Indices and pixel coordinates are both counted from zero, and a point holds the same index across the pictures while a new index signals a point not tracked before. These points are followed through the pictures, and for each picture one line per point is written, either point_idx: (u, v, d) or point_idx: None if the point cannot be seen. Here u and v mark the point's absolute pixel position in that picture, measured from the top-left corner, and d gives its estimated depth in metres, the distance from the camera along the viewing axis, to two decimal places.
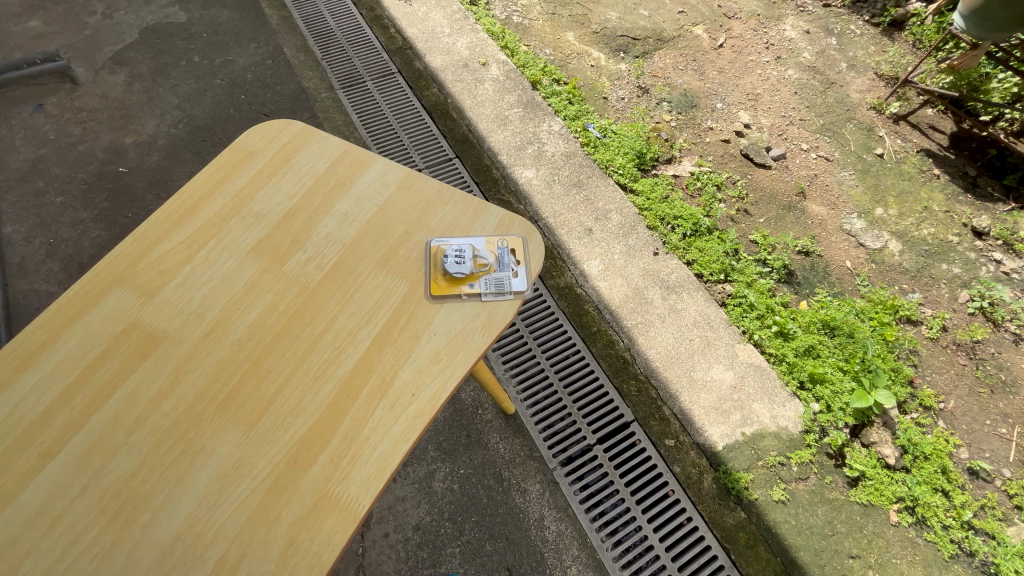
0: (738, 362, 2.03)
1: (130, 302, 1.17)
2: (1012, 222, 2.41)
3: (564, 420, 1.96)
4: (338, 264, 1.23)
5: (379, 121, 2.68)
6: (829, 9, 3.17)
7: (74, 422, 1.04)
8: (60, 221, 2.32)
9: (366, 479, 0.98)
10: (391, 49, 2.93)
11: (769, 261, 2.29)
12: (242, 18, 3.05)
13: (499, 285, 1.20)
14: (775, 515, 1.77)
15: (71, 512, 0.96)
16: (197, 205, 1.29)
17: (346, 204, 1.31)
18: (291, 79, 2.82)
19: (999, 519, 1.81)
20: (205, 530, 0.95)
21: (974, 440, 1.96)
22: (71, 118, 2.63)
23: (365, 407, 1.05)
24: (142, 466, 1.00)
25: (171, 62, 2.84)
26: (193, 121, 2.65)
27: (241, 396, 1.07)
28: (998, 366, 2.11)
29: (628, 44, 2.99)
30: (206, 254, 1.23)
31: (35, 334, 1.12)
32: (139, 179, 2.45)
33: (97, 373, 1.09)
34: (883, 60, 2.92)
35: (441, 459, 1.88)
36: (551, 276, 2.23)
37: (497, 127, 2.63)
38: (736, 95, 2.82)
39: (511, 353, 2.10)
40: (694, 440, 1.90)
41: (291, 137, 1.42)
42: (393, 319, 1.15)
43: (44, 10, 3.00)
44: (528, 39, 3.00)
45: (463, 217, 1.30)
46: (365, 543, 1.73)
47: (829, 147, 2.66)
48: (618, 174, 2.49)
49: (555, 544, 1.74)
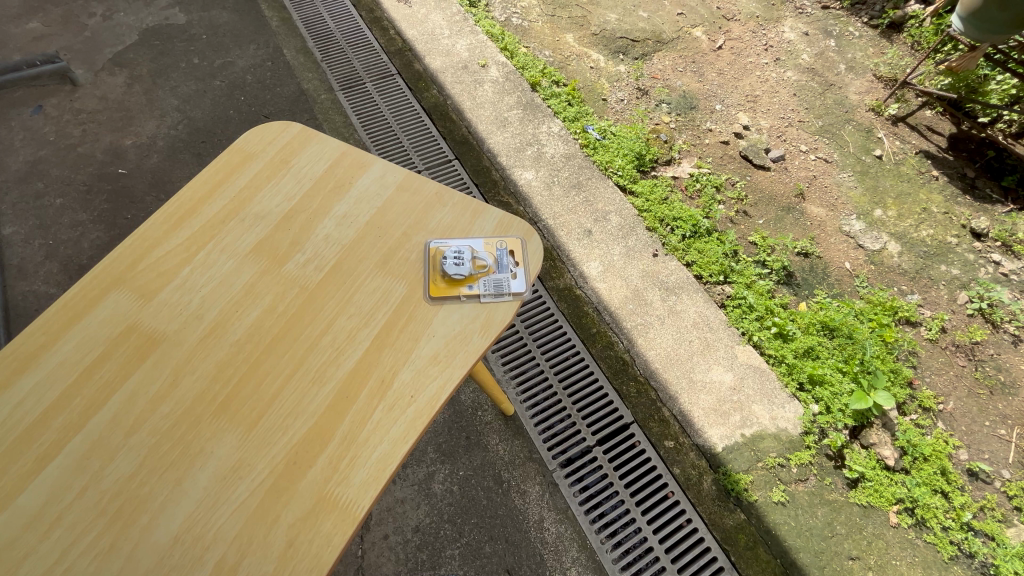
0: (738, 363, 2.03)
1: (129, 304, 1.16)
2: (1011, 223, 2.42)
3: (564, 421, 1.96)
4: (337, 265, 1.23)
5: (379, 122, 2.69)
6: (828, 11, 3.18)
7: (73, 424, 1.04)
8: (60, 222, 2.32)
9: (366, 480, 0.98)
10: (391, 51, 2.93)
11: (768, 263, 2.30)
12: (242, 19, 3.05)
13: (498, 286, 1.20)
14: (775, 517, 1.77)
15: (71, 514, 0.96)
16: (196, 206, 1.30)
17: (345, 205, 1.31)
18: (291, 80, 2.82)
19: (999, 520, 1.81)
20: (204, 532, 0.94)
21: (973, 442, 1.96)
22: (71, 119, 2.63)
23: (365, 409, 1.05)
24: (141, 468, 1.00)
25: (171, 64, 2.84)
26: (193, 122, 2.65)
27: (240, 398, 1.07)
28: (997, 367, 2.11)
29: (628, 45, 3.00)
30: (205, 256, 1.23)
31: (34, 335, 1.12)
32: (139, 181, 2.45)
33: (96, 375, 1.09)
34: (882, 62, 2.93)
35: (441, 461, 1.88)
36: (551, 277, 2.23)
37: (497, 129, 2.63)
38: (735, 96, 2.83)
39: (511, 355, 2.10)
40: (694, 441, 1.90)
41: (291, 139, 1.42)
42: (392, 320, 1.15)
43: (44, 12, 3.00)
44: (528, 41, 3.01)
45: (462, 219, 1.31)
46: (365, 545, 1.73)
47: (828, 148, 2.66)
48: (617, 175, 2.49)
49: (555, 546, 1.74)
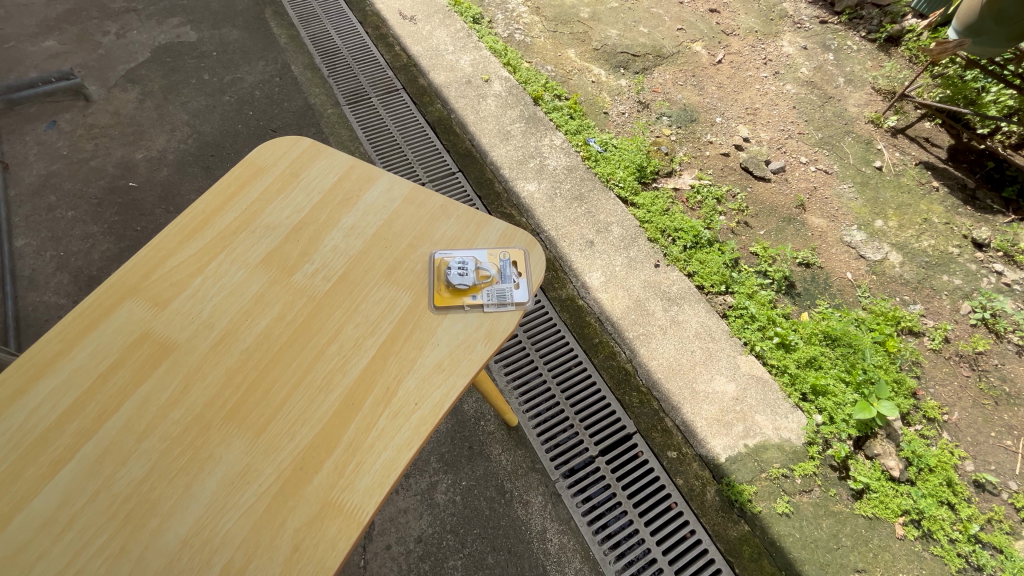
0: (740, 374, 2.03)
1: (144, 313, 1.19)
2: (1013, 234, 2.43)
3: (566, 432, 1.96)
4: (344, 274, 1.25)
5: (383, 136, 2.74)
6: (827, 26, 3.23)
7: (86, 429, 1.06)
8: (71, 234, 2.37)
9: (370, 486, 1.00)
10: (396, 67, 3.00)
11: (769, 273, 2.30)
12: (251, 37, 3.12)
13: (501, 296, 1.22)
14: (779, 528, 1.77)
15: (83, 517, 0.98)
16: (209, 217, 1.33)
17: (353, 217, 1.34)
18: (298, 95, 2.88)
19: (1007, 533, 1.79)
20: (212, 536, 0.96)
21: (980, 453, 1.95)
22: (84, 134, 2.69)
23: (370, 416, 1.07)
24: (152, 472, 1.02)
25: (182, 79, 2.91)
26: (202, 137, 2.71)
27: (248, 405, 1.08)
28: (1001, 377, 2.11)
29: (628, 60, 3.05)
30: (216, 266, 1.26)
31: (51, 343, 1.15)
32: (149, 194, 2.50)
33: (110, 382, 1.11)
34: (880, 76, 2.96)
35: (443, 470, 1.88)
36: (553, 288, 2.25)
37: (499, 142, 2.67)
38: (735, 109, 2.87)
39: (513, 364, 2.11)
40: (696, 451, 1.90)
41: (301, 153, 1.46)
42: (398, 330, 1.17)
43: (60, 30, 3.08)
44: (529, 56, 3.06)
45: (466, 231, 1.33)
46: (367, 555, 1.73)
47: (828, 160, 2.68)
48: (618, 187, 2.52)
49: (558, 557, 1.74)
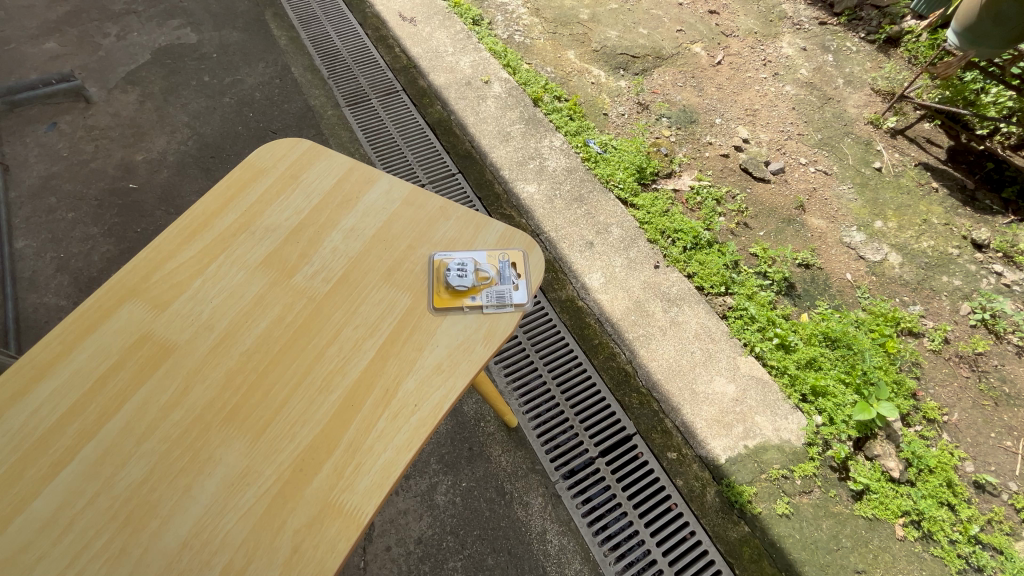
0: (740, 375, 2.04)
1: (144, 314, 1.19)
2: (1012, 235, 2.43)
3: (566, 433, 1.96)
4: (344, 276, 1.26)
5: (383, 137, 2.74)
6: (827, 27, 3.23)
7: (86, 431, 1.06)
8: (71, 236, 2.37)
9: (369, 487, 1.00)
10: (396, 68, 3.01)
11: (769, 274, 2.31)
12: (252, 39, 3.13)
13: (500, 297, 1.22)
14: (779, 529, 1.77)
15: (83, 519, 0.98)
16: (209, 219, 1.33)
17: (353, 218, 1.34)
18: (298, 97, 2.89)
19: (1007, 533, 1.79)
20: (212, 537, 0.96)
21: (980, 454, 1.95)
22: (84, 136, 2.69)
23: (369, 417, 1.07)
24: (152, 474, 1.02)
25: (182, 81, 2.92)
26: (202, 138, 2.71)
27: (247, 407, 1.09)
28: (1001, 378, 2.11)
29: (628, 61, 3.05)
30: (216, 268, 1.26)
31: (51, 344, 1.15)
32: (149, 196, 2.50)
33: (110, 384, 1.11)
34: (879, 77, 2.97)
35: (443, 472, 1.88)
36: (553, 289, 2.25)
37: (499, 143, 2.68)
38: (735, 110, 2.87)
39: (513, 365, 2.11)
40: (696, 452, 1.90)
41: (300, 155, 1.46)
42: (397, 332, 1.18)
43: (60, 32, 3.09)
44: (529, 57, 3.07)
45: (465, 232, 1.33)
46: (367, 557, 1.73)
47: (827, 161, 2.69)
48: (618, 188, 2.52)
49: (557, 558, 1.74)
